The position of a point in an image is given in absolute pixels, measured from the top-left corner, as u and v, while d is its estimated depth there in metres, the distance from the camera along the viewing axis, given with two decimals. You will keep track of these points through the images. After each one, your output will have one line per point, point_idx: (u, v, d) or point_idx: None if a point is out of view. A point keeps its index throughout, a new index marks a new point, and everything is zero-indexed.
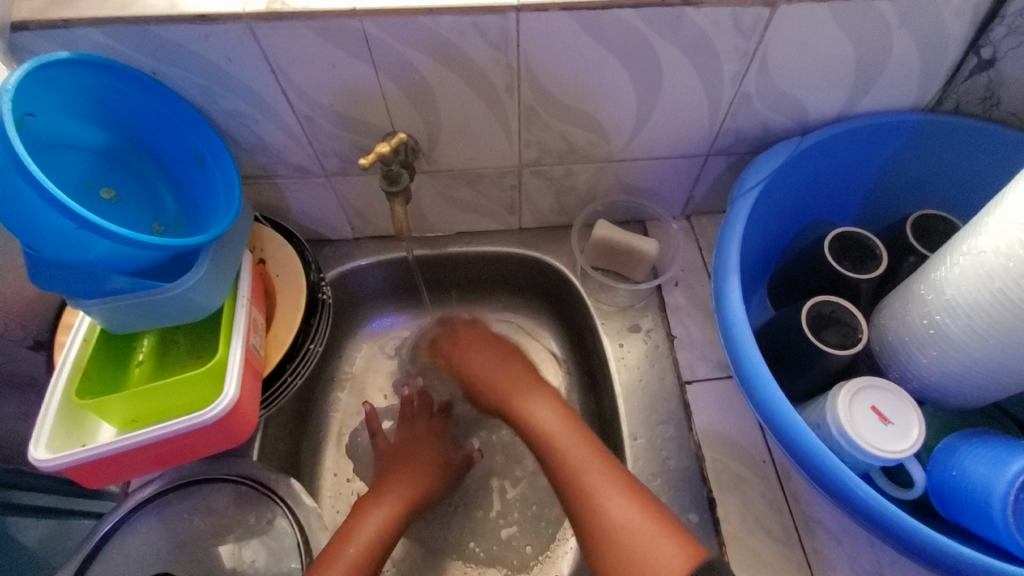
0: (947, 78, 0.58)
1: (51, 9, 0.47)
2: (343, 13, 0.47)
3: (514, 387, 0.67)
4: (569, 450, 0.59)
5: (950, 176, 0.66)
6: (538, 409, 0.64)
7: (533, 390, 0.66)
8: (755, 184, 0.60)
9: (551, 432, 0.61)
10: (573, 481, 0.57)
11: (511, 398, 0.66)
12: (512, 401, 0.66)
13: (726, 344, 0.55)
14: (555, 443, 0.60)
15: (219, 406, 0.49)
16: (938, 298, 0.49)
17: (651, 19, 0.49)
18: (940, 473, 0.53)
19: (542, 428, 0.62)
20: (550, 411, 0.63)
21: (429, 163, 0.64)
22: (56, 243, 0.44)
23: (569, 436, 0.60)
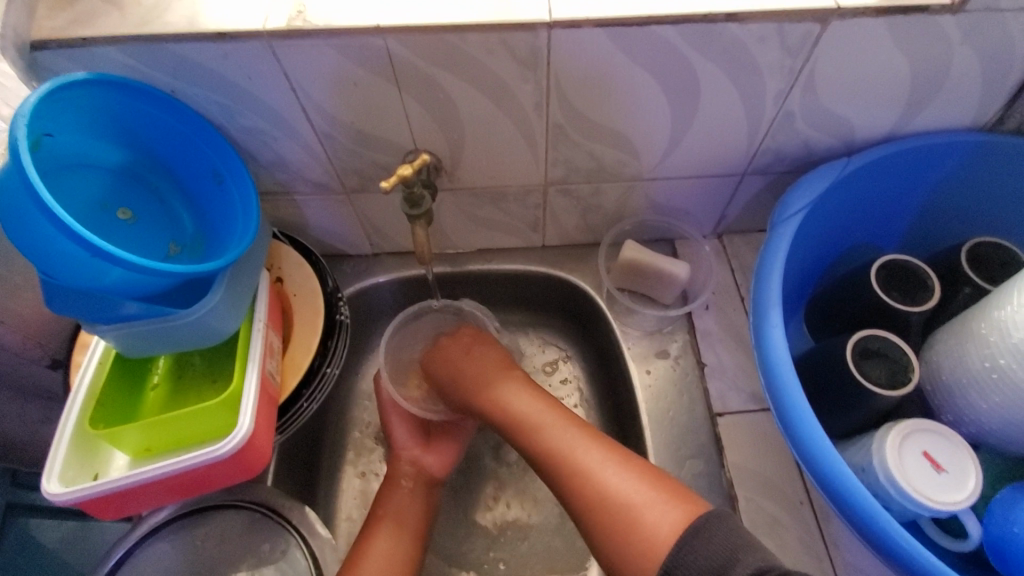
0: (1011, 96, 0.53)
1: (71, 27, 0.46)
2: (366, 31, 0.45)
3: (489, 374, 0.60)
4: (551, 431, 0.53)
5: (1007, 199, 0.62)
6: (510, 394, 0.57)
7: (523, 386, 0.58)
8: (797, 209, 0.56)
9: (536, 418, 0.55)
10: (562, 462, 0.51)
11: (475, 391, 0.59)
12: (482, 384, 0.60)
13: (765, 381, 0.51)
14: (534, 422, 0.54)
15: (233, 439, 0.48)
16: (1003, 340, 0.46)
17: (690, 35, 0.46)
18: (998, 528, 0.49)
19: (518, 412, 0.56)
20: (525, 396, 0.57)
21: (451, 181, 0.62)
22: (72, 271, 0.43)
23: (556, 426, 0.53)
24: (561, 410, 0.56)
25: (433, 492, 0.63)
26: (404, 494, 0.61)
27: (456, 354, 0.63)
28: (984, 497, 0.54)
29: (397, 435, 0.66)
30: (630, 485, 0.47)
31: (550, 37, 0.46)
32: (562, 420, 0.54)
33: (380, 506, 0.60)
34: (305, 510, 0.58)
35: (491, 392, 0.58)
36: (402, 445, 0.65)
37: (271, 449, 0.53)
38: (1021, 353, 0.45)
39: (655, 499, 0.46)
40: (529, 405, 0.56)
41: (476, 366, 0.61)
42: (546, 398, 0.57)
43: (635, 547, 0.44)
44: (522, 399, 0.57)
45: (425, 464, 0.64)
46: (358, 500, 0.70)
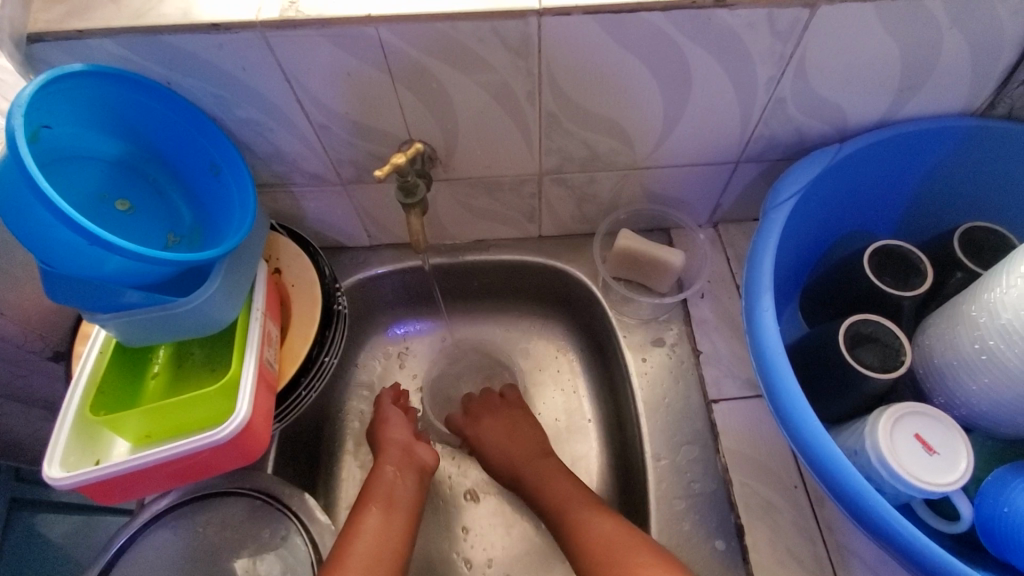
0: (1002, 80, 0.53)
1: (67, 19, 0.46)
2: (358, 20, 0.45)
3: (549, 467, 0.65)
4: (570, 504, 0.61)
5: (1000, 184, 0.62)
6: (543, 464, 0.66)
7: (564, 475, 0.64)
8: (789, 195, 0.57)
9: (564, 500, 0.61)
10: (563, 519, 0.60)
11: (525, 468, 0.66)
12: (527, 466, 0.66)
13: (757, 366, 0.52)
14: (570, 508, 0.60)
15: (232, 425, 0.49)
16: (992, 321, 0.46)
17: (680, 22, 0.46)
18: (989, 508, 0.49)
19: (552, 497, 0.62)
20: (562, 479, 0.63)
21: (446, 171, 0.62)
22: (71, 259, 0.44)
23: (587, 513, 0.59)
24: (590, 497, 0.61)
25: (423, 480, 0.64)
26: (397, 475, 0.62)
27: (500, 440, 0.68)
28: (976, 479, 0.54)
29: (393, 423, 0.68)
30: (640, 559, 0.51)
31: (541, 25, 0.46)
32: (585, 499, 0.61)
33: (369, 485, 0.61)
34: (304, 496, 0.59)
35: (538, 477, 0.65)
36: (396, 431, 0.67)
37: (270, 435, 0.54)
38: (1010, 334, 0.45)
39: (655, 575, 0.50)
40: (566, 490, 0.62)
41: (522, 449, 0.67)
42: (581, 483, 0.63)
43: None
44: (564, 483, 0.63)
45: (416, 452, 0.65)
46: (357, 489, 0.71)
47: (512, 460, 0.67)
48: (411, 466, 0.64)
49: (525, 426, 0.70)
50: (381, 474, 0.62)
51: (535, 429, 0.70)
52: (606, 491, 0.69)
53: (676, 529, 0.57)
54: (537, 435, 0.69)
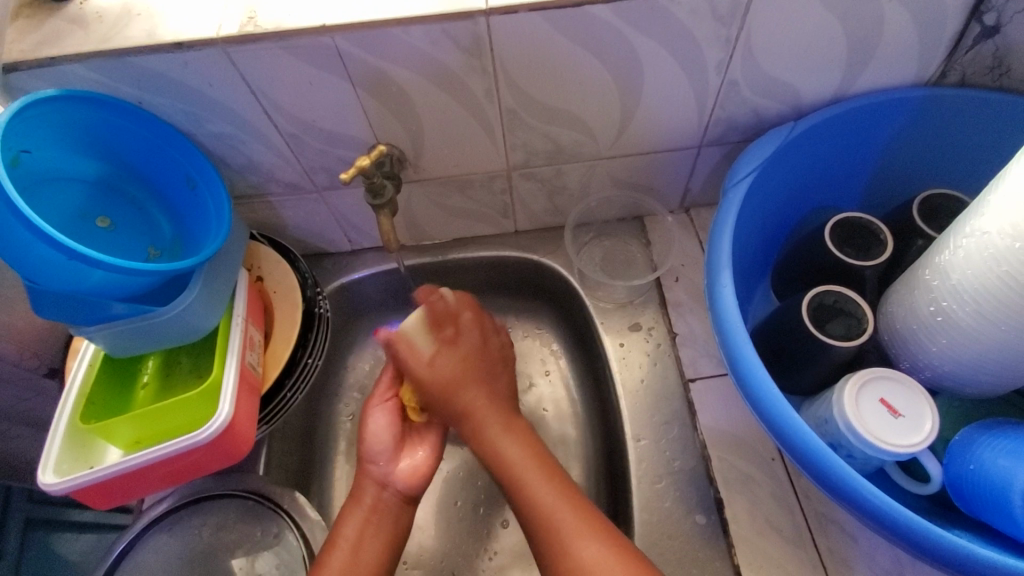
0: (949, 49, 0.55)
1: (40, 48, 0.49)
2: (313, 31, 0.47)
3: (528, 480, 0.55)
4: (508, 454, 0.56)
5: (957, 153, 0.63)
6: (512, 453, 0.56)
7: (474, 376, 0.59)
8: (747, 174, 0.58)
9: (510, 458, 0.55)
10: (515, 478, 0.54)
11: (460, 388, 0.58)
12: (458, 391, 0.58)
13: (721, 341, 0.53)
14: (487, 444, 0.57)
15: (214, 425, 0.51)
16: (943, 283, 0.47)
17: (625, 12, 0.48)
18: (957, 468, 0.50)
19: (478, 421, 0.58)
20: (514, 442, 0.56)
21: (416, 172, 0.64)
22: (53, 275, 0.46)
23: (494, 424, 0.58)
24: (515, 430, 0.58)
25: (405, 511, 0.58)
26: (375, 509, 0.57)
27: (455, 364, 0.59)
28: (946, 440, 0.56)
29: (371, 425, 0.61)
30: (550, 497, 0.53)
31: (489, 24, 0.48)
32: (532, 453, 0.56)
33: (348, 505, 0.58)
34: (295, 495, 0.60)
35: (490, 442, 0.57)
36: (373, 451, 0.60)
37: (254, 435, 0.56)
38: (960, 294, 0.46)
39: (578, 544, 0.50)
40: (515, 450, 0.56)
41: (481, 370, 0.60)
42: (527, 434, 0.58)
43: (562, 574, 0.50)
44: (509, 445, 0.56)
45: (394, 484, 0.59)
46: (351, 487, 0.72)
47: (473, 406, 0.58)
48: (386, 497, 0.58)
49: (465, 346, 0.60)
50: (364, 507, 0.57)
51: (501, 358, 0.62)
52: (593, 476, 0.70)
53: (658, 507, 0.59)
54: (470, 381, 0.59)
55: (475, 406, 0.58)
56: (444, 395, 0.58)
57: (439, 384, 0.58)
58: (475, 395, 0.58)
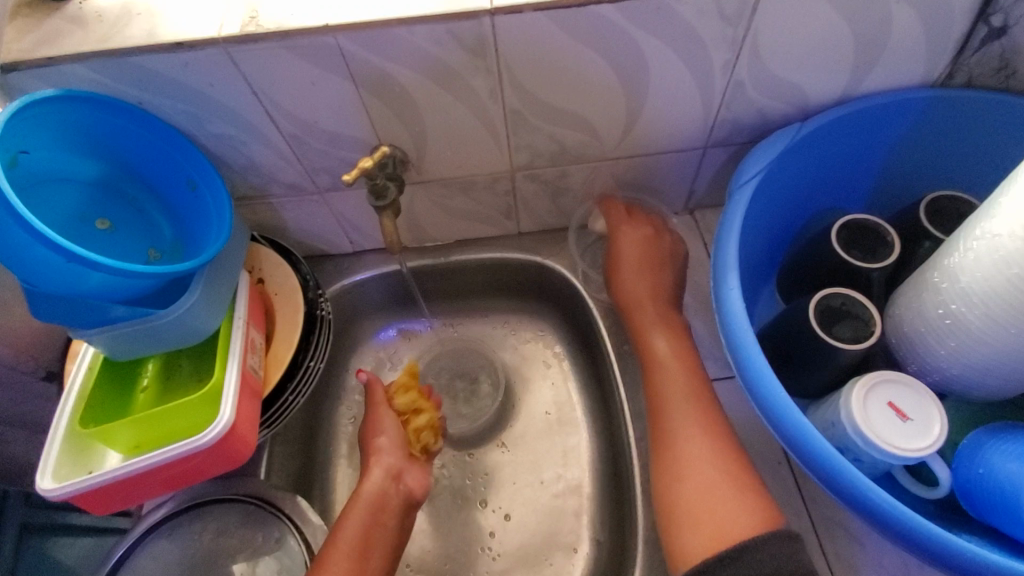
0: (955, 50, 0.54)
1: (39, 48, 0.48)
2: (316, 31, 0.47)
3: (673, 400, 0.59)
4: (660, 386, 0.61)
5: (964, 153, 0.63)
6: (665, 383, 0.61)
7: (647, 267, 0.67)
8: (754, 175, 0.58)
9: (666, 388, 0.61)
10: (659, 443, 0.58)
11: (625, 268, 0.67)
12: (640, 296, 0.66)
13: (728, 344, 0.53)
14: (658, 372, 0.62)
15: (215, 429, 0.50)
16: (953, 286, 0.47)
17: (632, 14, 0.48)
18: (965, 472, 0.50)
19: (649, 337, 0.64)
20: (665, 336, 0.63)
21: (419, 173, 0.64)
22: (50, 278, 0.45)
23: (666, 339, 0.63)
24: (693, 369, 0.61)
25: (408, 513, 0.61)
26: (383, 505, 0.58)
27: (640, 277, 0.67)
28: (953, 443, 0.55)
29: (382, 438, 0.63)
30: (688, 434, 0.57)
31: (494, 25, 0.48)
32: (662, 320, 0.65)
33: (350, 505, 0.57)
34: (297, 499, 0.59)
35: (646, 335, 0.64)
36: (385, 453, 0.62)
37: (256, 439, 0.55)
38: (970, 297, 0.46)
39: (732, 507, 0.52)
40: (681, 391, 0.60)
41: (656, 260, 0.67)
42: (666, 317, 0.65)
43: (684, 515, 0.53)
44: (677, 378, 0.60)
45: (405, 481, 0.61)
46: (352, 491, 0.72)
47: (634, 292, 0.66)
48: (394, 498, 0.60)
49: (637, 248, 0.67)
50: (369, 504, 0.57)
51: (670, 260, 0.68)
52: (598, 478, 0.70)
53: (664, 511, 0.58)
54: (683, 337, 0.64)
55: (643, 296, 0.66)
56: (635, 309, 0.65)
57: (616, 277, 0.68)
58: (642, 287, 0.66)
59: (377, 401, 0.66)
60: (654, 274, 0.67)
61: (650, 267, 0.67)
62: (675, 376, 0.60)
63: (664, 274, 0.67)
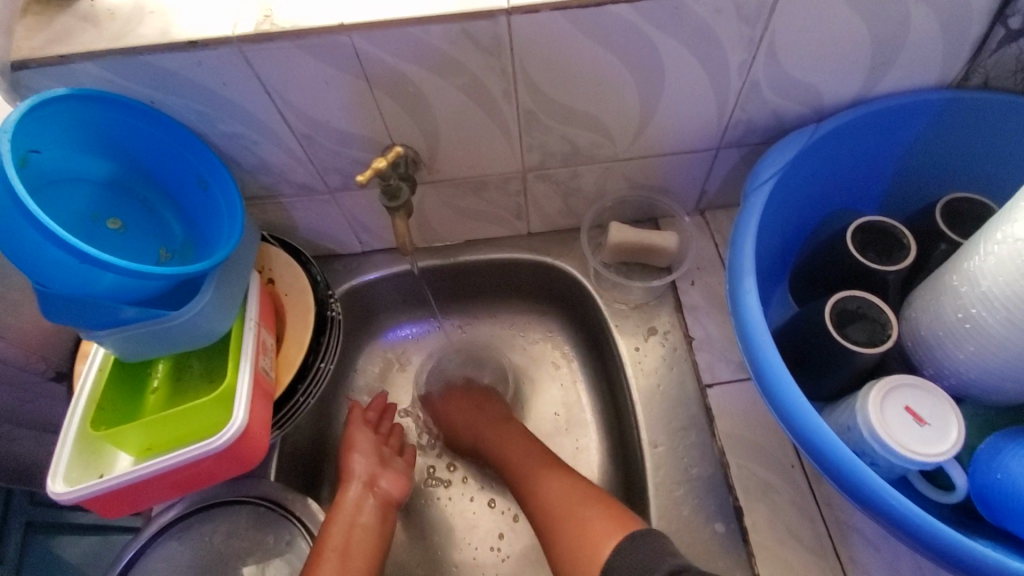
0: (973, 51, 0.54)
1: (50, 46, 0.48)
2: (331, 30, 0.46)
3: (545, 502, 0.60)
4: (540, 488, 0.62)
5: (979, 155, 0.62)
6: (550, 491, 0.60)
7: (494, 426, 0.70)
8: (768, 177, 0.57)
9: (542, 498, 0.61)
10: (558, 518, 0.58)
11: (485, 441, 0.69)
12: (478, 433, 0.70)
13: (743, 347, 0.52)
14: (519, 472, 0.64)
15: (228, 432, 0.50)
16: (972, 289, 0.47)
17: (649, 14, 0.47)
18: (982, 476, 0.50)
19: (511, 460, 0.66)
20: (514, 444, 0.67)
21: (430, 173, 0.63)
22: (63, 279, 0.44)
23: (516, 444, 0.67)
24: (547, 457, 0.65)
25: (388, 514, 0.63)
26: (359, 508, 0.61)
27: (463, 411, 0.73)
28: (969, 447, 0.55)
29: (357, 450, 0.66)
30: (547, 484, 0.61)
31: (510, 24, 0.47)
32: (520, 436, 0.68)
33: (331, 517, 0.59)
34: (308, 501, 0.59)
35: (533, 482, 0.63)
36: (359, 463, 0.65)
37: (268, 442, 0.55)
38: (991, 301, 0.45)
39: (603, 525, 0.55)
40: (523, 460, 0.65)
41: (474, 412, 0.73)
42: (545, 455, 0.65)
43: (582, 562, 0.54)
44: (549, 485, 0.61)
45: (381, 485, 0.64)
46: None
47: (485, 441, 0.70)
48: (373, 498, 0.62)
49: (472, 407, 0.73)
50: (344, 510, 0.60)
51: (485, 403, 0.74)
52: (607, 481, 0.70)
53: (676, 514, 0.58)
54: (519, 433, 0.68)
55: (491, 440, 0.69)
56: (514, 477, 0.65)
57: (467, 423, 0.72)
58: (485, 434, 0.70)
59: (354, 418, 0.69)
60: (478, 420, 0.71)
61: (477, 415, 0.72)
62: (527, 458, 0.65)
63: (513, 424, 0.70)
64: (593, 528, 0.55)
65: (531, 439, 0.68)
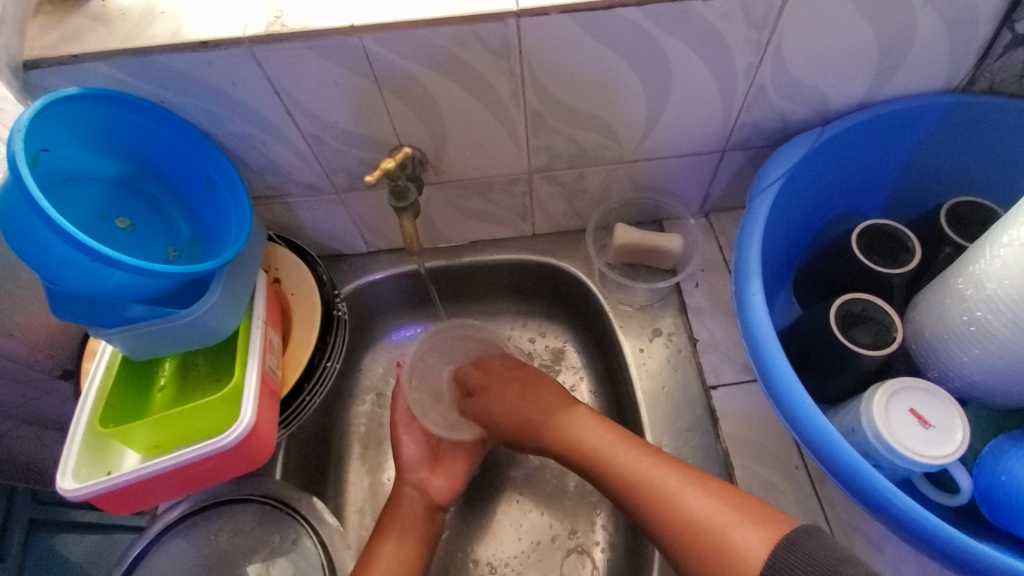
0: (978, 56, 0.54)
1: (61, 45, 0.48)
2: (341, 31, 0.47)
3: (670, 489, 0.50)
4: (625, 467, 0.53)
5: (984, 160, 0.63)
6: (632, 460, 0.54)
7: (519, 388, 0.65)
8: (774, 180, 0.58)
9: (649, 478, 0.51)
10: (652, 499, 0.50)
11: (542, 422, 0.61)
12: (524, 427, 0.62)
13: (749, 349, 0.52)
14: (603, 461, 0.55)
15: (237, 430, 0.50)
16: (978, 292, 0.47)
17: (658, 16, 0.47)
18: (987, 479, 0.50)
19: (583, 444, 0.57)
20: (598, 428, 0.58)
21: (437, 174, 0.64)
22: (74, 276, 0.45)
23: (599, 433, 0.57)
24: (633, 441, 0.56)
25: (433, 516, 0.63)
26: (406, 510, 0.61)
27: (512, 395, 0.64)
28: (973, 450, 0.55)
29: (405, 453, 0.66)
30: (638, 459, 0.53)
31: (520, 27, 0.48)
32: (569, 405, 0.62)
33: (385, 524, 0.60)
34: (313, 500, 0.59)
35: (617, 458, 0.54)
36: (409, 467, 0.65)
37: (274, 440, 0.55)
38: (997, 304, 0.46)
39: (748, 526, 0.45)
40: (598, 438, 0.57)
41: (552, 396, 0.63)
42: (621, 432, 0.57)
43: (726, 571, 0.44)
44: (596, 433, 0.57)
45: (429, 486, 0.64)
46: (365, 493, 0.71)
47: (563, 427, 0.60)
48: (422, 502, 0.63)
49: (515, 390, 0.65)
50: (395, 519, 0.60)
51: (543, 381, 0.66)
52: None
53: None
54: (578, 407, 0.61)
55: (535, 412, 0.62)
56: (531, 431, 0.62)
57: (513, 414, 0.63)
58: (570, 420, 0.60)
59: (398, 417, 0.68)
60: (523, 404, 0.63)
61: (523, 402, 0.63)
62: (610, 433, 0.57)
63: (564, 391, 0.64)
64: (715, 516, 0.47)
65: (580, 406, 0.61)
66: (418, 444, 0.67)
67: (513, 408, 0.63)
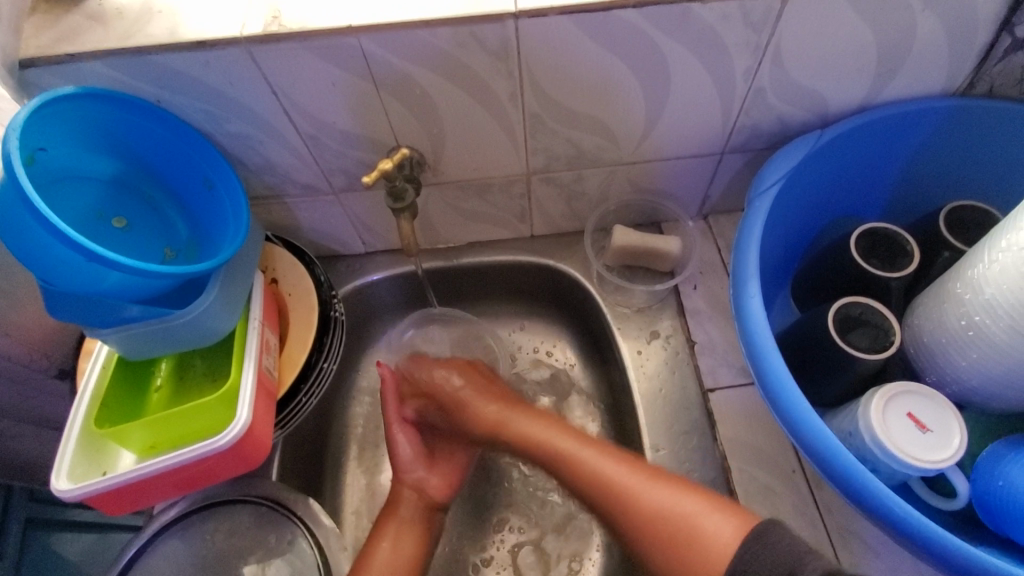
0: (978, 59, 0.54)
1: (58, 44, 0.48)
2: (338, 31, 0.46)
3: (628, 485, 0.52)
4: (583, 463, 0.56)
5: (983, 164, 0.63)
6: (589, 458, 0.56)
7: (477, 394, 0.66)
8: (773, 182, 0.58)
9: (599, 471, 0.55)
10: (611, 492, 0.53)
11: (506, 422, 0.63)
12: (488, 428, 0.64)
13: (747, 352, 0.52)
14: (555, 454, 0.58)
15: (233, 431, 0.50)
16: (976, 297, 0.47)
17: (656, 18, 0.47)
18: (985, 484, 0.50)
19: (539, 441, 0.60)
20: (543, 426, 0.61)
21: (435, 175, 0.63)
22: (69, 276, 0.44)
23: (559, 437, 0.59)
24: (572, 431, 0.60)
25: (433, 516, 0.65)
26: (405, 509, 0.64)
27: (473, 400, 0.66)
28: (971, 455, 0.55)
29: (401, 452, 0.67)
30: (588, 455, 0.57)
31: (518, 28, 0.47)
32: (517, 406, 0.65)
33: (385, 521, 0.63)
34: (309, 502, 0.59)
35: (565, 456, 0.58)
36: (405, 466, 0.67)
37: (270, 441, 0.55)
38: (995, 309, 0.46)
39: (712, 513, 0.48)
40: (549, 436, 0.60)
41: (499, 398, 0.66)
42: (567, 428, 0.60)
43: (696, 558, 0.46)
44: (547, 431, 0.61)
45: (427, 486, 0.66)
46: (362, 494, 0.71)
47: (516, 431, 0.62)
48: (421, 501, 0.65)
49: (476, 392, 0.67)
50: (395, 520, 0.62)
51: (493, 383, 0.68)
52: None
53: None
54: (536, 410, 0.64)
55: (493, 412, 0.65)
56: (496, 430, 0.64)
57: (476, 418, 0.65)
58: (520, 423, 0.63)
59: (392, 416, 0.68)
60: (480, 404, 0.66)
61: (482, 401, 0.66)
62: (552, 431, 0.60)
63: (509, 393, 0.67)
64: (676, 508, 0.49)
65: (536, 409, 0.64)
66: (414, 444, 0.68)
67: (477, 414, 0.66)
